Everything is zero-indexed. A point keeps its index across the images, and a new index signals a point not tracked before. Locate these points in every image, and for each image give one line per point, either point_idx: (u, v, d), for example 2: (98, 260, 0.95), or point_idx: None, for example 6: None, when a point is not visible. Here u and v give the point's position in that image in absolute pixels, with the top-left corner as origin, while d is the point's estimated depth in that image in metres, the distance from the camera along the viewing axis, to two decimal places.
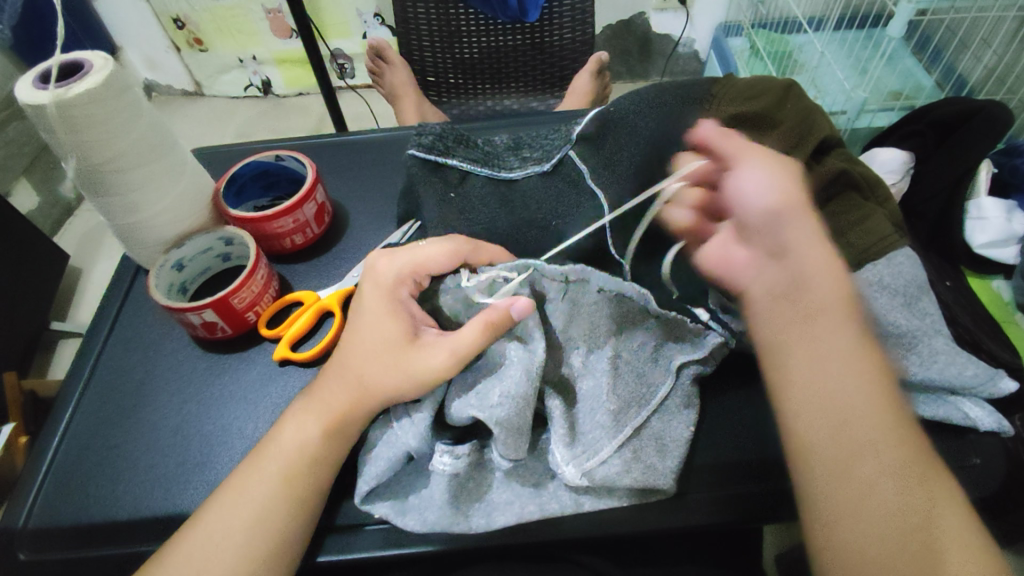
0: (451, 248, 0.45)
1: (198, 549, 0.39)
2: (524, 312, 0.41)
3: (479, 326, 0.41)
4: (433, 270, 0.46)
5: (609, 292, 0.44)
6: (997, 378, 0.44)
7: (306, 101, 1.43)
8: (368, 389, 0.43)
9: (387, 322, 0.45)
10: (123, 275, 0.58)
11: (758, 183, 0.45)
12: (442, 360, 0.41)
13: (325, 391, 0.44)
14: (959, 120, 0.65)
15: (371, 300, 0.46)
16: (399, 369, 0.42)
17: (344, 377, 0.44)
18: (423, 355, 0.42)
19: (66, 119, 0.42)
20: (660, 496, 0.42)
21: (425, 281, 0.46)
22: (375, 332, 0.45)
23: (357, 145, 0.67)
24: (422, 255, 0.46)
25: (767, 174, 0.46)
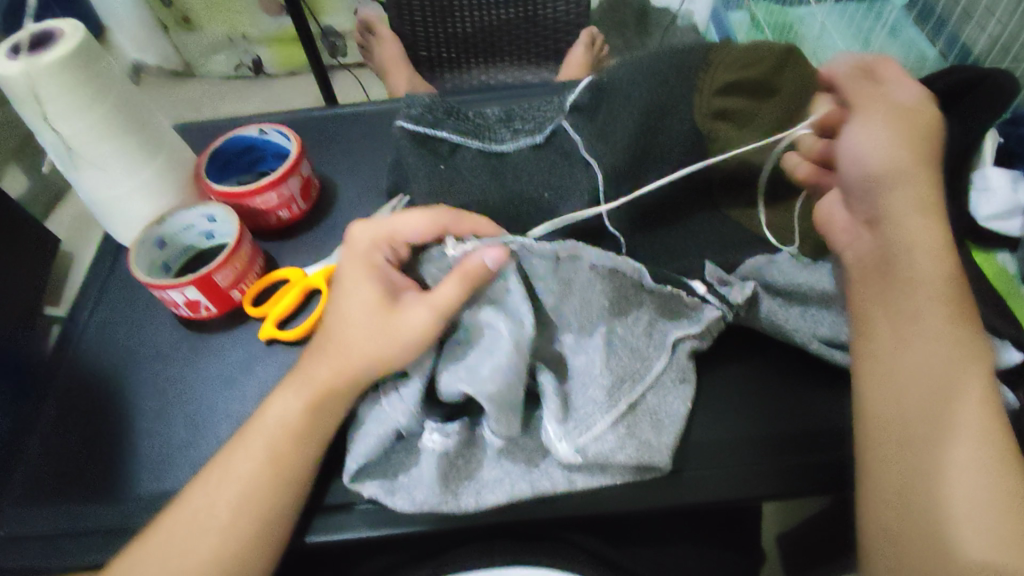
0: (431, 218, 0.44)
1: (181, 530, 0.38)
2: (500, 260, 0.40)
3: (454, 281, 0.40)
4: (409, 237, 0.45)
5: (601, 267, 0.42)
6: (1002, 347, 0.47)
7: (299, 80, 1.40)
8: (352, 361, 0.42)
9: (365, 288, 0.44)
10: (105, 254, 0.57)
11: (861, 142, 0.43)
12: (424, 320, 0.40)
13: (307, 367, 0.43)
14: (965, 86, 0.60)
15: (348, 270, 0.45)
16: (382, 337, 0.41)
17: (328, 352, 0.43)
18: (405, 317, 0.41)
19: (33, 88, 0.42)
20: (655, 473, 0.42)
21: (402, 248, 0.45)
22: (355, 301, 0.44)
23: (346, 118, 0.65)
24: (399, 224, 0.44)
25: (875, 132, 0.43)
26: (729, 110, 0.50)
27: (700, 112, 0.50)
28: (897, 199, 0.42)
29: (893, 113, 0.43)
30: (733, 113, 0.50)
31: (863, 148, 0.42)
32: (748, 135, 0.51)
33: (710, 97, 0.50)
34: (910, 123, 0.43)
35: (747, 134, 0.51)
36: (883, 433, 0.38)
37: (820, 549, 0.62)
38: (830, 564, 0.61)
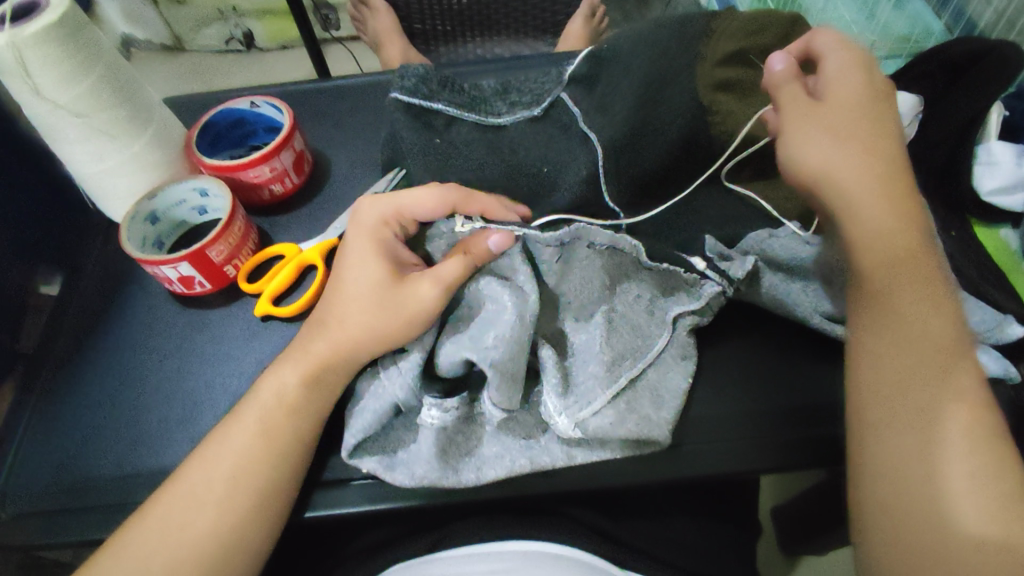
0: (440, 195, 0.43)
1: (177, 506, 0.38)
2: (505, 244, 0.41)
3: (458, 258, 0.41)
4: (417, 213, 0.44)
5: (599, 247, 0.43)
6: (1007, 321, 0.45)
7: (291, 54, 1.37)
8: (354, 336, 0.41)
9: (372, 262, 0.43)
10: (96, 230, 0.56)
11: (811, 154, 0.41)
12: (429, 294, 0.40)
13: (307, 342, 0.42)
14: (970, 59, 0.59)
15: (354, 243, 0.44)
16: (386, 310, 0.41)
17: (327, 328, 0.42)
18: (411, 291, 0.41)
19: (20, 60, 0.40)
20: (654, 447, 0.41)
21: (409, 224, 0.45)
22: (358, 273, 0.43)
23: (339, 90, 0.64)
24: (407, 199, 0.44)
25: (815, 145, 0.41)
26: (730, 81, 0.49)
27: (702, 83, 0.49)
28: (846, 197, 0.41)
29: (830, 113, 0.42)
30: (734, 85, 0.49)
31: (803, 151, 0.41)
32: (748, 105, 0.49)
33: (711, 68, 0.49)
34: (849, 121, 0.41)
35: (747, 106, 0.49)
36: (887, 406, 0.37)
37: (814, 522, 0.62)
38: (824, 537, 0.62)
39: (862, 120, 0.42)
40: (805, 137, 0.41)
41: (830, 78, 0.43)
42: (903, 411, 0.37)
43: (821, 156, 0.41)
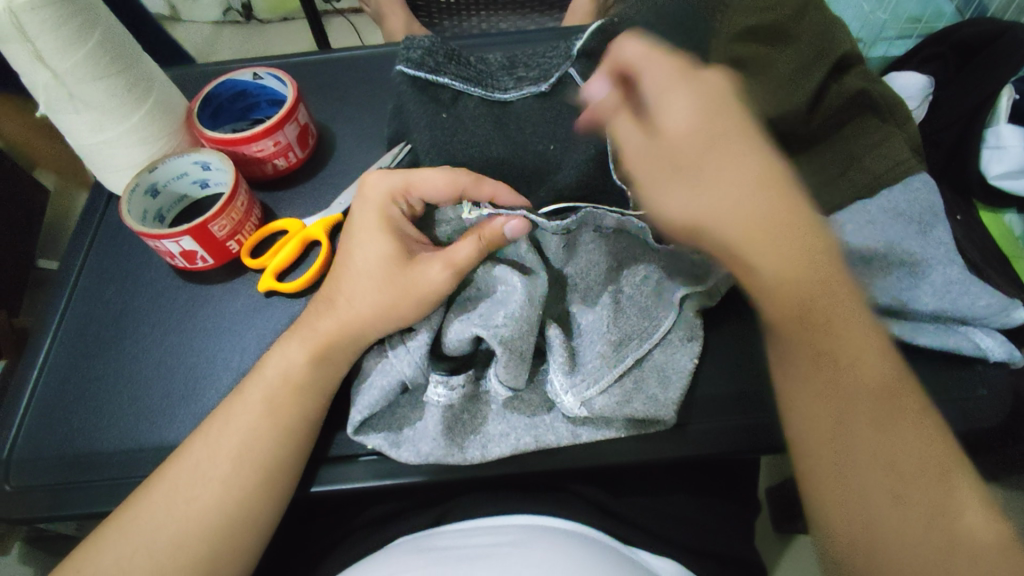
0: (449, 177, 0.43)
1: (181, 481, 0.38)
2: (518, 232, 0.39)
3: (472, 241, 0.40)
4: (426, 194, 0.43)
5: (606, 231, 0.43)
6: (1011, 308, 0.44)
7: (292, 27, 1.33)
8: (360, 313, 0.41)
9: (378, 240, 0.43)
10: (95, 202, 0.55)
11: (665, 195, 0.39)
12: (438, 274, 0.40)
13: (312, 318, 0.43)
14: (982, 42, 0.59)
15: (360, 219, 0.44)
16: (396, 289, 0.41)
17: (334, 304, 0.42)
18: (420, 269, 0.41)
19: (16, 25, 0.39)
20: (659, 427, 0.42)
21: (417, 203, 0.44)
22: (366, 251, 0.43)
23: (343, 63, 0.63)
24: (417, 176, 0.43)
25: (668, 188, 0.39)
26: (743, 56, 0.47)
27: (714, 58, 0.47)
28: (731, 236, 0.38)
29: (679, 151, 0.39)
30: (747, 60, 0.47)
31: (669, 204, 0.39)
32: (765, 83, 0.47)
33: (724, 44, 0.48)
34: (697, 156, 0.39)
35: (765, 79, 0.47)
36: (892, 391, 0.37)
37: None
38: None
39: (712, 144, 0.39)
40: (663, 187, 0.39)
41: (664, 107, 0.41)
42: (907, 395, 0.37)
43: (688, 203, 0.38)
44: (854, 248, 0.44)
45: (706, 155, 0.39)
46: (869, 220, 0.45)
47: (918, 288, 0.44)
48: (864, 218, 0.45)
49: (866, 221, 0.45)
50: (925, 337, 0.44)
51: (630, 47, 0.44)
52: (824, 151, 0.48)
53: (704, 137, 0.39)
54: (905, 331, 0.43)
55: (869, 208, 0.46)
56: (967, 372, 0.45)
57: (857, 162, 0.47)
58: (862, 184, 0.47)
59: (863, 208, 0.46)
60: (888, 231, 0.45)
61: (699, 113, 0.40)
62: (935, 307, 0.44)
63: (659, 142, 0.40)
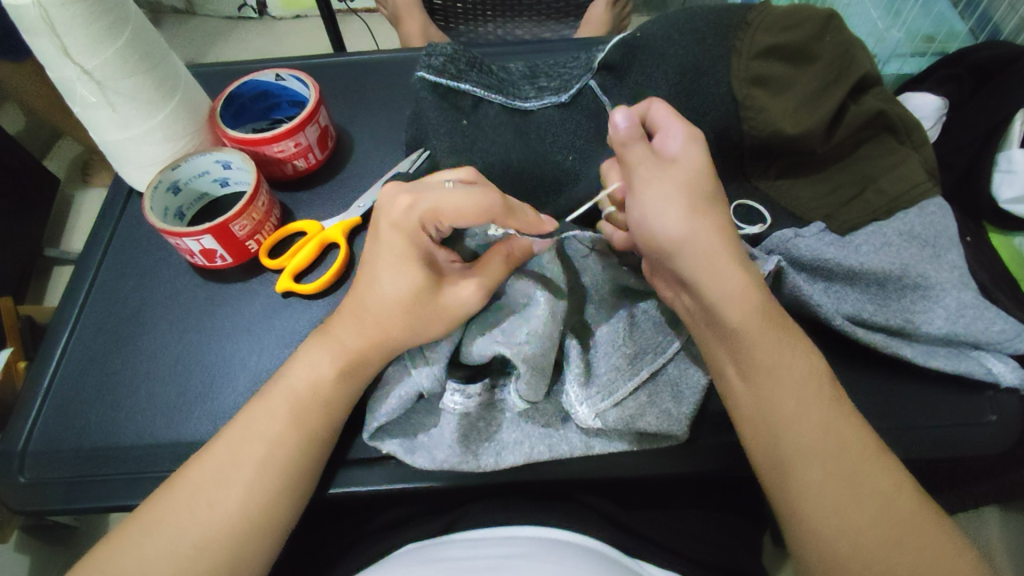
0: (483, 205, 0.37)
1: (196, 481, 0.38)
2: (545, 248, 0.41)
3: (503, 262, 0.40)
4: (456, 221, 0.39)
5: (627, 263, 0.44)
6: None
7: (305, 25, 1.32)
8: (385, 335, 0.41)
9: (406, 267, 0.40)
10: (115, 197, 0.56)
11: (665, 213, 0.37)
12: (469, 300, 0.39)
13: (336, 330, 0.42)
14: (998, 65, 0.59)
15: (385, 244, 0.40)
16: (421, 316, 0.39)
17: (359, 321, 0.41)
18: (452, 294, 0.39)
19: (48, 22, 0.40)
20: (671, 442, 0.42)
21: (445, 226, 0.40)
22: (394, 279, 0.40)
23: (362, 66, 0.63)
24: (450, 203, 0.38)
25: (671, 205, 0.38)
26: (767, 75, 0.46)
27: (736, 75, 0.47)
28: (721, 275, 0.37)
29: (689, 179, 0.39)
30: (771, 79, 0.46)
31: (657, 211, 0.38)
32: (784, 100, 0.46)
33: (747, 61, 0.46)
34: (700, 193, 0.39)
35: (786, 101, 0.46)
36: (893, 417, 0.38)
37: None
38: None
39: (712, 186, 0.39)
40: (665, 203, 0.38)
41: (677, 145, 0.40)
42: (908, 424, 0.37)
43: (681, 217, 0.37)
44: (867, 270, 0.45)
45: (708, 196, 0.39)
46: (883, 242, 0.46)
47: (932, 311, 0.44)
48: (878, 240, 0.46)
49: (881, 243, 0.45)
50: (936, 361, 0.45)
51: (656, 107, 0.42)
52: (841, 171, 0.48)
53: (707, 178, 0.39)
54: (917, 353, 0.45)
55: (884, 230, 0.46)
56: (969, 394, 0.46)
57: (873, 183, 0.47)
58: (880, 206, 0.47)
59: (879, 230, 0.46)
60: (903, 254, 0.45)
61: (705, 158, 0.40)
62: (947, 331, 0.44)
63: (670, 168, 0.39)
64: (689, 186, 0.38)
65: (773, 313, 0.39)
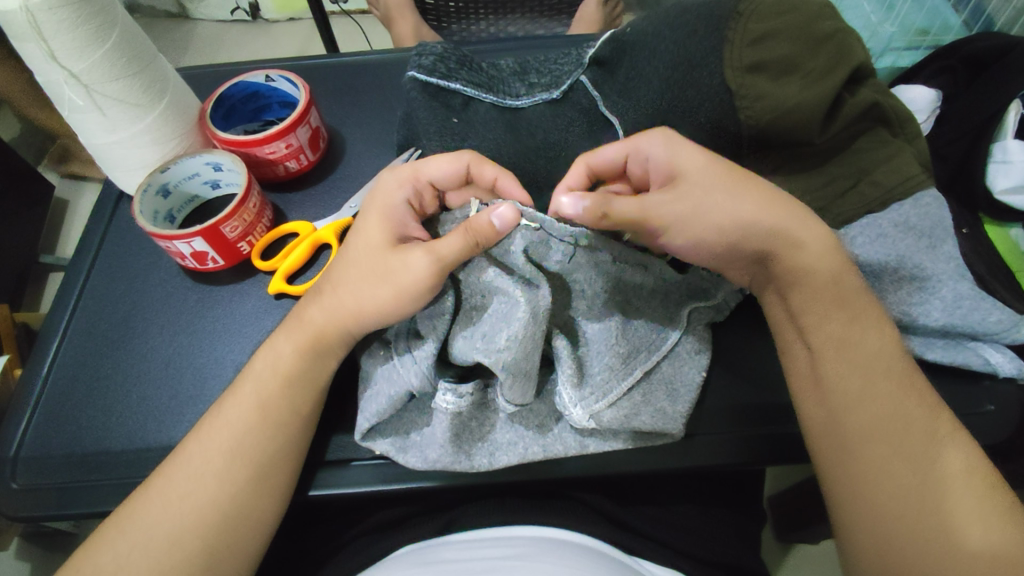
0: (456, 162, 0.42)
1: (188, 484, 0.38)
2: (510, 220, 0.36)
3: (459, 233, 0.37)
4: (435, 175, 0.42)
5: (620, 263, 0.42)
6: (1021, 323, 0.45)
7: (298, 27, 1.32)
8: (338, 308, 0.41)
9: (375, 221, 0.42)
10: (106, 201, 0.55)
11: (722, 212, 0.40)
12: (414, 257, 0.39)
13: (308, 315, 0.42)
14: (993, 55, 0.59)
15: (369, 205, 0.43)
16: (375, 268, 0.41)
17: (330, 299, 0.42)
18: (402, 254, 0.40)
19: (35, 25, 0.39)
20: (666, 440, 0.42)
21: (427, 190, 0.43)
22: (365, 234, 0.43)
23: (354, 66, 0.63)
24: (429, 161, 0.42)
25: (721, 203, 0.40)
26: (761, 62, 0.45)
27: (729, 65, 0.45)
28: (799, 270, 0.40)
29: (701, 185, 0.40)
30: (767, 65, 0.45)
31: (706, 216, 0.40)
32: (780, 87, 0.44)
33: (741, 49, 0.45)
34: (728, 184, 0.40)
35: (781, 87, 0.44)
36: (883, 414, 0.38)
37: (810, 511, 0.64)
38: (817, 525, 0.64)
39: (731, 175, 0.40)
40: (702, 207, 0.40)
41: (672, 156, 0.41)
42: (893, 419, 0.38)
43: (728, 211, 0.40)
44: (864, 262, 0.46)
45: (734, 176, 0.40)
46: (879, 234, 0.46)
47: (929, 303, 0.44)
48: (874, 231, 0.46)
49: (876, 235, 0.46)
50: (934, 353, 0.45)
51: (608, 152, 0.43)
52: (834, 163, 0.48)
53: (716, 169, 0.40)
54: (915, 345, 0.45)
55: (880, 222, 0.46)
56: (966, 385, 0.46)
57: (867, 176, 0.46)
58: (873, 199, 0.46)
59: (874, 222, 0.46)
60: (900, 245, 0.45)
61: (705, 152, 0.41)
62: (945, 323, 0.44)
63: (677, 184, 0.40)
64: (714, 187, 0.40)
65: (808, 300, 0.41)
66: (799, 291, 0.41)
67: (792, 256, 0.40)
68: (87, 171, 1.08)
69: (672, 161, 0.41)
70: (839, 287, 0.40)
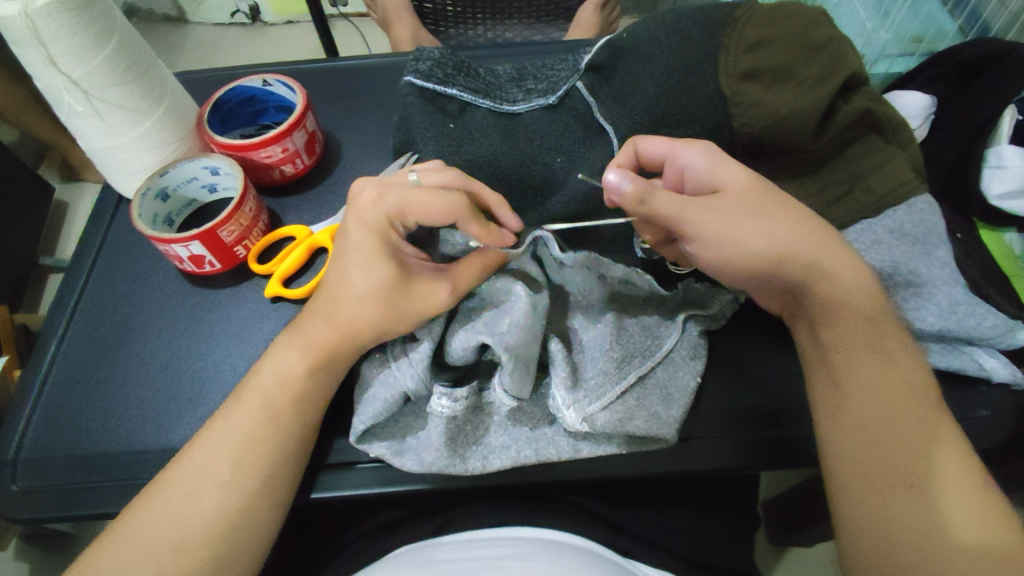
0: (443, 206, 0.40)
1: (187, 487, 0.38)
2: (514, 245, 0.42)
3: (477, 265, 0.41)
4: (421, 218, 0.41)
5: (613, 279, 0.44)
6: (1016, 328, 0.45)
7: (297, 31, 1.32)
8: (341, 324, 0.41)
9: (371, 262, 0.41)
10: (105, 204, 0.56)
11: (757, 235, 0.41)
12: (437, 294, 0.40)
13: (310, 325, 0.42)
14: (986, 63, 0.59)
15: (356, 241, 0.41)
16: (392, 308, 0.40)
17: (329, 314, 0.42)
18: (420, 290, 0.40)
19: (34, 31, 0.40)
20: (661, 445, 0.42)
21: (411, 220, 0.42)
22: (363, 273, 0.41)
23: (352, 70, 0.63)
24: (413, 200, 0.40)
25: (757, 226, 0.41)
26: (755, 70, 0.45)
27: (724, 72, 0.45)
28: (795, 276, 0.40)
29: (739, 202, 0.41)
30: (762, 73, 0.45)
31: (741, 236, 0.41)
32: (775, 96, 0.45)
33: (736, 56, 0.45)
34: (765, 208, 0.41)
35: (777, 95, 0.45)
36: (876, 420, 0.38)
37: (804, 514, 0.64)
38: (811, 528, 0.64)
39: (767, 199, 0.41)
40: (732, 226, 0.41)
41: (714, 168, 0.42)
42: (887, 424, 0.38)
43: (764, 235, 0.41)
44: None
45: (768, 200, 0.41)
46: (873, 240, 0.46)
47: (924, 308, 0.45)
48: (869, 238, 0.46)
49: (871, 241, 0.46)
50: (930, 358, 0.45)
51: (652, 145, 0.44)
52: (828, 170, 0.48)
53: (755, 188, 0.41)
54: None
55: (875, 228, 0.46)
56: (959, 390, 0.46)
57: (861, 182, 0.47)
58: (867, 205, 0.47)
59: (870, 227, 0.47)
60: (894, 251, 0.46)
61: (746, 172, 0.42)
62: (940, 328, 0.45)
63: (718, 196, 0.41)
64: (753, 207, 0.41)
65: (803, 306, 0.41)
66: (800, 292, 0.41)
67: (789, 261, 0.41)
68: (86, 173, 1.08)
69: (716, 172, 0.42)
70: (839, 293, 0.40)
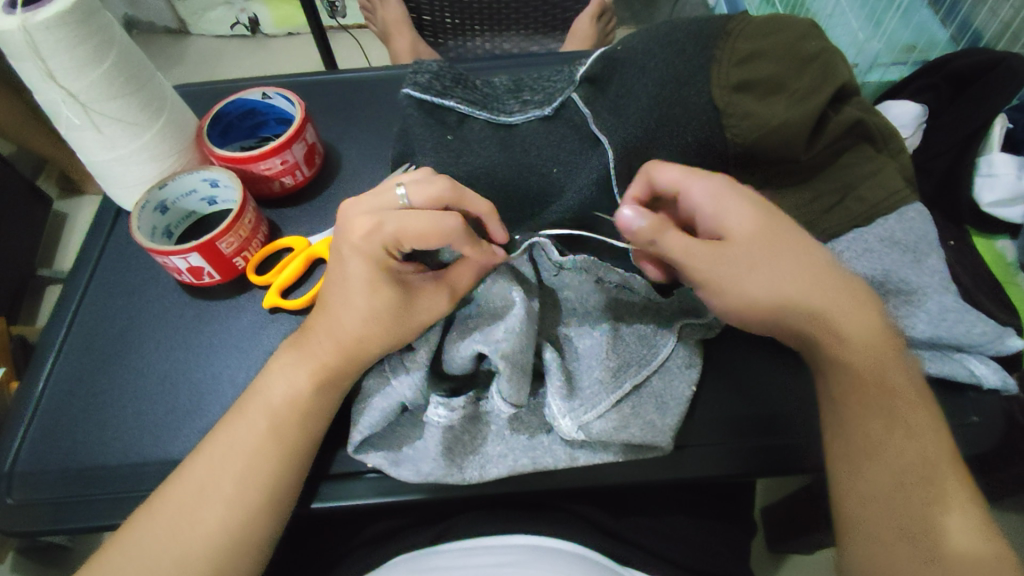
0: (436, 229, 0.40)
1: (184, 499, 0.39)
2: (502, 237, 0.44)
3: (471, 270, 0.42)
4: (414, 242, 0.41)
5: (609, 285, 0.45)
6: (1004, 335, 0.46)
7: (296, 42, 1.33)
8: (339, 335, 0.42)
9: (367, 289, 0.41)
10: (104, 217, 0.56)
11: (766, 285, 0.41)
12: (436, 307, 0.41)
13: (313, 344, 0.42)
14: (975, 73, 0.60)
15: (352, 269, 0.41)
16: (392, 329, 0.41)
17: (331, 330, 0.42)
18: (418, 307, 0.41)
19: (33, 44, 0.40)
20: (656, 453, 0.43)
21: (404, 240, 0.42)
22: (361, 298, 0.41)
23: (351, 83, 0.64)
24: (406, 226, 0.40)
25: (767, 277, 0.41)
26: (748, 81, 0.45)
27: (717, 83, 0.46)
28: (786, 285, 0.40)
29: (749, 251, 0.41)
30: (754, 84, 0.45)
31: (752, 287, 0.41)
32: (767, 106, 0.45)
33: (728, 69, 0.46)
34: (777, 257, 0.41)
35: (769, 106, 0.45)
36: None
37: (802, 522, 0.65)
38: (809, 535, 0.64)
39: (777, 248, 0.41)
40: (743, 274, 0.41)
41: (724, 214, 0.41)
42: None
43: (773, 287, 0.41)
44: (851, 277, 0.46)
45: (775, 251, 0.41)
46: (865, 248, 0.47)
47: (915, 316, 0.45)
48: (860, 246, 0.47)
49: (863, 249, 0.47)
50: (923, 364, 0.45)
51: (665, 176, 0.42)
52: (821, 179, 0.48)
53: (766, 236, 0.41)
54: None
55: (866, 237, 0.47)
56: (952, 397, 0.47)
57: (853, 191, 0.48)
58: (859, 213, 0.47)
59: (861, 236, 0.47)
60: (886, 259, 0.46)
61: (759, 218, 0.41)
62: (931, 335, 0.45)
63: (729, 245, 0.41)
64: (764, 257, 0.41)
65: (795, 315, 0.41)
66: (794, 318, 0.41)
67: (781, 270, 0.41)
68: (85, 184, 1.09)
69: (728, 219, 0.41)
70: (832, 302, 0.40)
